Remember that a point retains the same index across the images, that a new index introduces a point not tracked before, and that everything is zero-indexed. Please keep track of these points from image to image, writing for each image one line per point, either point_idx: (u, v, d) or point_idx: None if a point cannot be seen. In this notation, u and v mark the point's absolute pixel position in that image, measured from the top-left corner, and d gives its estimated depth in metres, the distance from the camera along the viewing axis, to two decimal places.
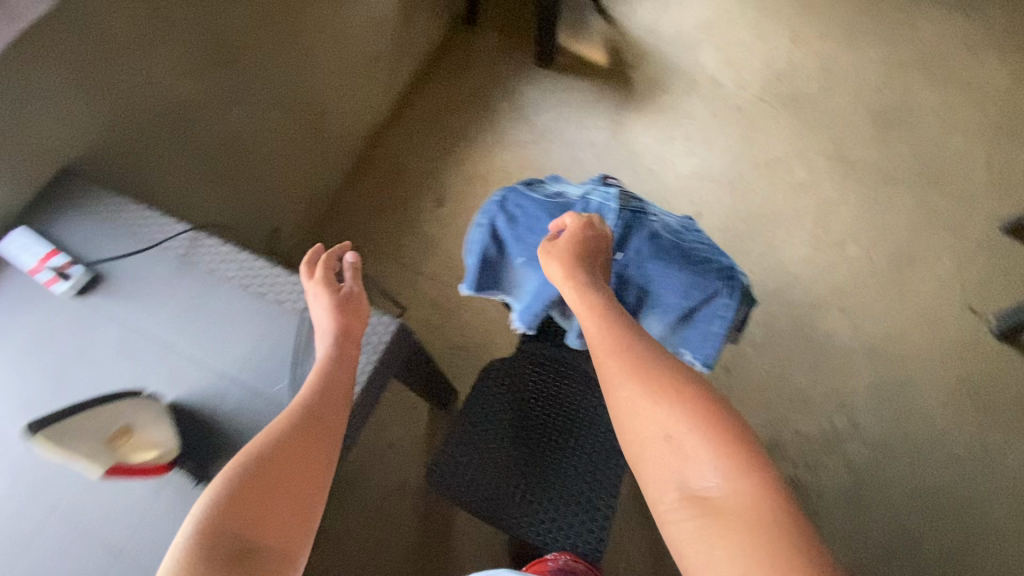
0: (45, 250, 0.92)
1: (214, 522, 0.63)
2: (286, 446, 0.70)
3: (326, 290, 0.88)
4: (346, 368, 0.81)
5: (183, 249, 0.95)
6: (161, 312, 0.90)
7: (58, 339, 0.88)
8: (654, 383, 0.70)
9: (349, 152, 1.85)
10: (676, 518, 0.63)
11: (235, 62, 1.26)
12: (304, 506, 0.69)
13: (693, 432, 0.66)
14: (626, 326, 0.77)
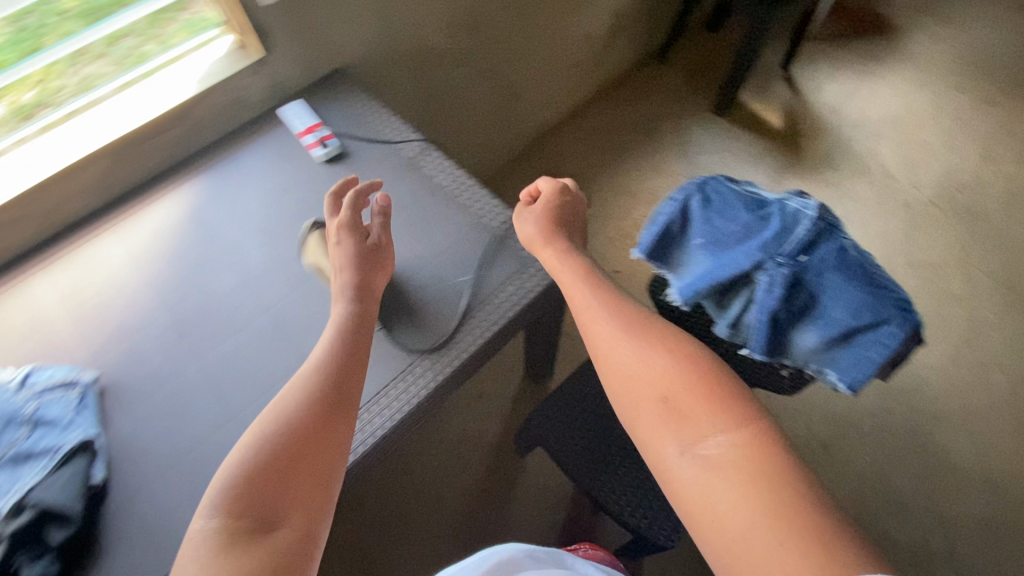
0: (312, 122, 1.14)
1: (226, 506, 0.62)
2: (297, 415, 0.70)
3: (352, 235, 0.92)
4: (360, 319, 0.85)
5: (412, 154, 1.13)
6: (383, 194, 1.08)
7: (305, 191, 1.09)
8: (652, 364, 0.72)
9: (523, 137, 2.03)
10: (680, 475, 0.63)
11: (475, 26, 1.47)
12: (324, 475, 0.68)
13: (682, 387, 0.68)
14: (633, 318, 0.78)
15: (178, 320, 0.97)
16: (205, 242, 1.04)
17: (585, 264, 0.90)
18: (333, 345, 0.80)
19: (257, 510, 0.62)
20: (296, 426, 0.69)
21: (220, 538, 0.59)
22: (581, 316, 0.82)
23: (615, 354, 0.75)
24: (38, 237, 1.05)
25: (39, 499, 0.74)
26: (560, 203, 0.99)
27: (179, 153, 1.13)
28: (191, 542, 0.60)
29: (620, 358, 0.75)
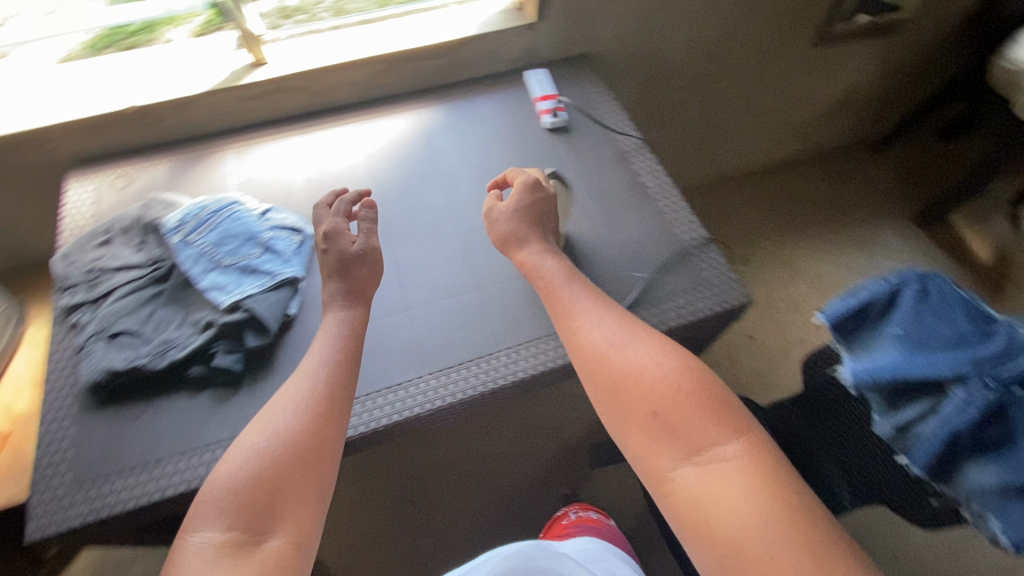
0: (549, 92, 1.24)
1: (221, 517, 0.66)
2: (286, 425, 0.73)
3: (340, 238, 0.93)
4: (351, 328, 0.86)
5: (627, 149, 1.19)
6: (590, 174, 1.15)
7: (522, 148, 1.19)
8: (640, 383, 0.73)
9: (703, 175, 2.00)
10: (679, 485, 0.67)
11: (714, 54, 1.49)
12: (316, 482, 0.72)
13: (673, 399, 0.71)
14: (622, 342, 0.79)
15: (387, 214, 1.10)
16: (426, 160, 1.18)
17: (563, 267, 0.92)
18: (315, 358, 0.81)
19: (247, 522, 0.66)
20: (287, 440, 0.72)
21: (217, 549, 0.63)
22: (567, 322, 0.84)
23: (599, 372, 0.77)
24: (303, 108, 1.23)
25: (254, 308, 0.90)
26: (527, 201, 0.97)
27: (430, 80, 1.28)
28: (189, 552, 0.64)
29: (606, 376, 0.76)
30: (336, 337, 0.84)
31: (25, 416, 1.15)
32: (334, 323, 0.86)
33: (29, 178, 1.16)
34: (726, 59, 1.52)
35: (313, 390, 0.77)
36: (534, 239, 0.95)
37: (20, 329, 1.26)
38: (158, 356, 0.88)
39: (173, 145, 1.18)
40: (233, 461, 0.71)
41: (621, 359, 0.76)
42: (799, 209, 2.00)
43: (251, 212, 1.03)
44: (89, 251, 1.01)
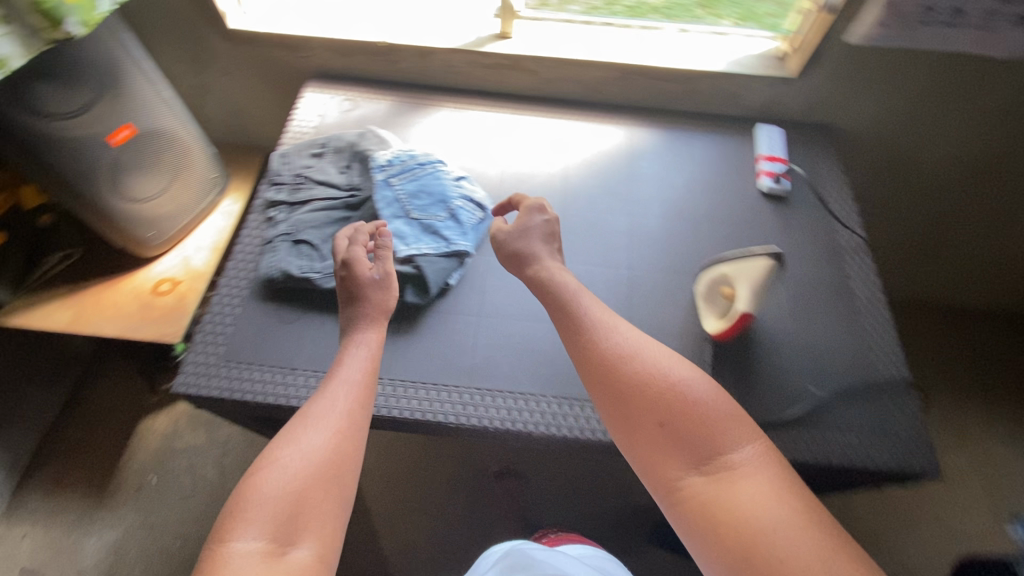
0: (778, 154, 1.14)
1: (256, 526, 0.63)
2: (315, 441, 0.71)
3: (359, 264, 0.88)
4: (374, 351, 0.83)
5: (845, 246, 1.05)
6: (792, 259, 1.03)
7: (726, 205, 1.10)
8: (649, 394, 0.70)
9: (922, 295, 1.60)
10: (687, 494, 0.65)
11: (984, 166, 1.23)
12: (339, 497, 0.70)
13: (680, 408, 0.69)
14: (631, 355, 0.75)
15: (569, 220, 1.08)
16: (623, 181, 1.13)
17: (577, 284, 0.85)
18: (348, 374, 0.79)
19: (276, 533, 0.63)
20: (314, 456, 0.70)
21: (259, 559, 0.61)
22: (574, 330, 0.79)
23: (609, 382, 0.73)
24: (526, 88, 1.23)
25: (423, 267, 0.93)
26: (543, 219, 0.93)
27: (655, 101, 1.23)
28: (229, 558, 0.61)
29: (611, 383, 0.73)
30: (364, 357, 0.81)
31: (197, 273, 1.33)
32: (362, 342, 0.82)
33: (277, 74, 1.29)
34: (996, 176, 1.24)
35: (341, 407, 0.75)
36: (547, 256, 0.89)
37: (219, 198, 1.41)
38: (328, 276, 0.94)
39: (401, 85, 1.24)
40: (262, 473, 0.68)
41: (630, 366, 0.73)
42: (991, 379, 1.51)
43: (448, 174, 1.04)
44: (302, 157, 1.09)
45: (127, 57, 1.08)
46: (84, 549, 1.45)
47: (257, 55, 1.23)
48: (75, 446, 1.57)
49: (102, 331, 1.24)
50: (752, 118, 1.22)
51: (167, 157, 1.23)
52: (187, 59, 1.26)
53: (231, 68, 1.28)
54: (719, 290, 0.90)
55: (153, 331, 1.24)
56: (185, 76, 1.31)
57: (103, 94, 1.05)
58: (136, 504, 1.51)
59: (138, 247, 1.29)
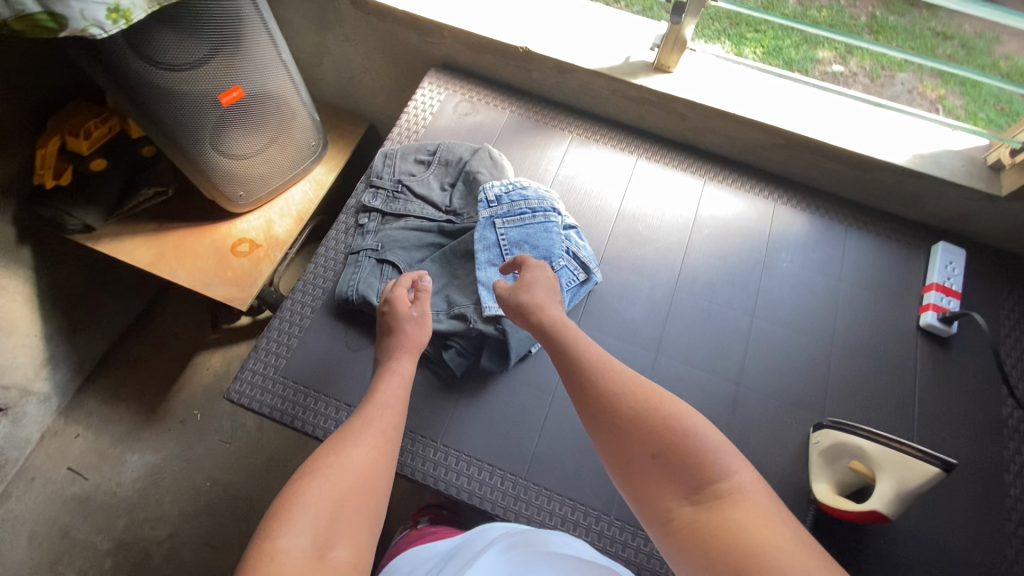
0: (953, 287, 0.94)
1: (300, 524, 0.55)
2: (356, 452, 0.64)
3: (399, 306, 0.81)
4: (408, 382, 0.76)
5: (1008, 424, 0.85)
6: (937, 421, 0.85)
7: (870, 332, 0.92)
8: (637, 426, 0.61)
9: None
10: (681, 527, 0.54)
11: None
12: (372, 511, 0.62)
13: (670, 430, 0.59)
14: (618, 384, 0.66)
15: (678, 302, 0.94)
16: (755, 271, 0.97)
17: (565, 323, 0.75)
18: (386, 397, 0.72)
19: (320, 534, 0.55)
20: (355, 465, 0.63)
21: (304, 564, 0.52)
22: (568, 368, 0.70)
23: (599, 413, 0.64)
24: (667, 132, 1.07)
25: (507, 333, 0.83)
26: (546, 276, 0.82)
27: (815, 179, 1.04)
28: (272, 556, 0.52)
29: (600, 412, 0.64)
30: (404, 383, 0.75)
31: (277, 240, 1.30)
32: (397, 373, 0.76)
33: (401, 52, 1.19)
34: None
35: (377, 423, 0.69)
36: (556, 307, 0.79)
37: (314, 165, 1.35)
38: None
39: (529, 98, 1.12)
40: (305, 477, 0.60)
41: (616, 394, 0.64)
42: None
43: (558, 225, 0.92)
44: (407, 163, 1.01)
45: (255, 15, 1.01)
46: (127, 465, 1.39)
47: (385, 31, 1.14)
48: (137, 360, 1.50)
49: (177, 278, 1.23)
50: (928, 227, 1.01)
51: (271, 121, 1.17)
52: (313, 19, 1.18)
53: (355, 36, 1.19)
54: (847, 460, 0.75)
55: (224, 292, 1.23)
56: (308, 34, 1.23)
57: (222, 51, 0.98)
58: (180, 435, 1.44)
59: (225, 203, 1.24)
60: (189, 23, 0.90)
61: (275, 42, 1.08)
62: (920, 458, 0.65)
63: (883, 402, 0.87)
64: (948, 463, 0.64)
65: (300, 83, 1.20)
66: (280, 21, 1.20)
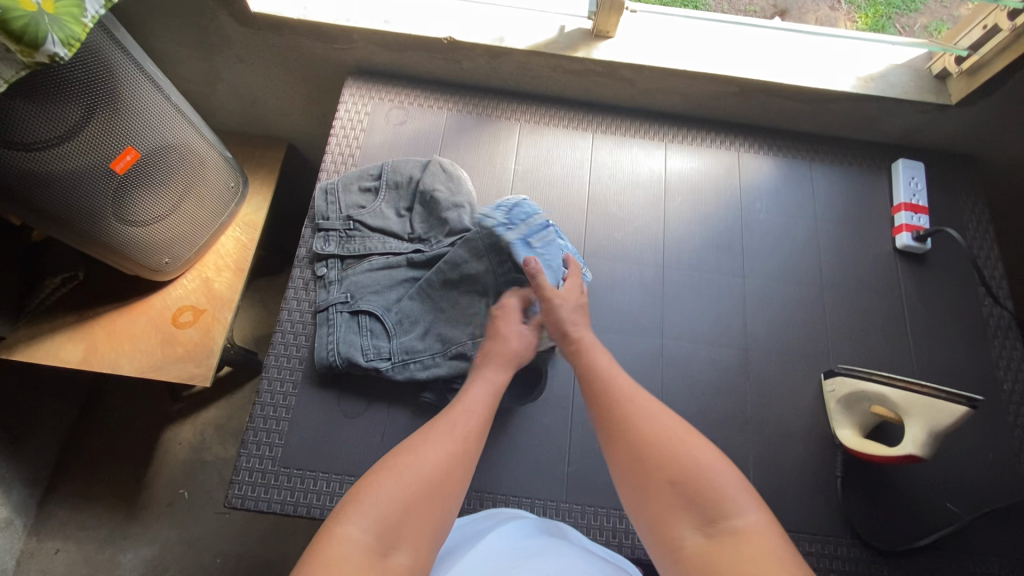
0: (920, 202, 0.96)
1: (369, 514, 0.51)
2: (438, 447, 0.59)
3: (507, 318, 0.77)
4: (496, 389, 0.69)
5: (989, 323, 0.90)
6: (929, 337, 0.89)
7: (855, 264, 0.93)
8: (649, 457, 0.58)
9: None
10: (689, 556, 0.52)
11: None
12: (444, 510, 0.55)
13: (683, 464, 0.56)
14: (633, 410, 0.62)
15: (670, 278, 0.91)
16: (736, 228, 0.95)
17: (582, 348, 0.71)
18: (472, 401, 0.66)
19: (382, 530, 0.51)
20: (434, 462, 0.57)
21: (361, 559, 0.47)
22: (597, 385, 0.66)
23: (619, 432, 0.61)
24: (617, 100, 1.01)
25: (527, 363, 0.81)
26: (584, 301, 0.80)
27: (772, 120, 1.01)
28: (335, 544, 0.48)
29: (624, 435, 0.61)
30: (490, 389, 0.69)
31: (221, 298, 1.16)
32: (485, 378, 0.70)
33: (307, 63, 1.05)
34: None
35: (462, 426, 0.62)
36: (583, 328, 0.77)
37: (240, 208, 1.21)
38: (398, 364, 0.80)
39: (464, 91, 1.02)
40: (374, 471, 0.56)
41: (634, 422, 0.61)
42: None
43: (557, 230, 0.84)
44: (352, 194, 0.90)
45: (127, 61, 0.84)
46: (121, 569, 1.20)
47: (284, 44, 0.99)
48: (97, 454, 1.28)
49: (120, 368, 1.08)
50: (883, 147, 1.02)
51: (181, 175, 1.01)
52: (193, 45, 1.02)
53: (249, 56, 1.03)
54: (868, 404, 0.76)
55: (178, 371, 1.08)
56: (191, 62, 1.06)
57: (100, 113, 0.82)
58: (172, 521, 1.25)
59: (152, 275, 1.09)
60: (50, 91, 0.75)
61: (159, 85, 0.92)
62: (947, 400, 0.69)
63: (880, 331, 0.89)
64: (975, 398, 0.68)
65: (201, 123, 1.05)
66: (155, 52, 1.03)
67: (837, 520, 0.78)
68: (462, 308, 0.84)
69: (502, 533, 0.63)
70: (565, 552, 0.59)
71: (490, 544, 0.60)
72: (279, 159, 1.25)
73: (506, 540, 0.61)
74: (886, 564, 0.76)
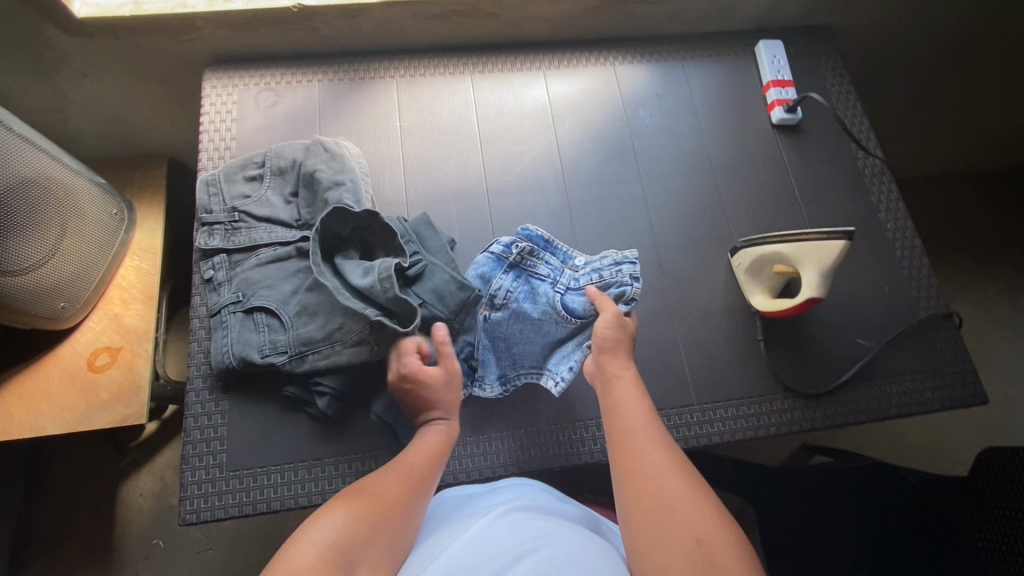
0: (786, 76, 1.01)
1: (339, 530, 0.54)
2: (395, 488, 0.61)
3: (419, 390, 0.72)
4: (444, 437, 0.70)
5: (866, 172, 0.98)
6: (816, 201, 0.95)
7: (737, 148, 0.98)
8: (674, 507, 0.55)
9: (947, 184, 1.45)
10: None
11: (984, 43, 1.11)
12: (401, 528, 0.58)
13: (707, 524, 0.53)
14: (664, 460, 0.60)
15: (575, 200, 0.93)
16: (624, 139, 0.97)
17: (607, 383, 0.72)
18: (421, 449, 0.68)
19: (344, 547, 0.52)
20: (392, 504, 0.59)
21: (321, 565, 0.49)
22: (628, 422, 0.66)
23: (646, 471, 0.60)
24: (488, 39, 1.01)
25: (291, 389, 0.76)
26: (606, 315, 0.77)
27: (638, 27, 1.04)
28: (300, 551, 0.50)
29: (653, 478, 0.59)
30: (436, 442, 0.69)
31: (137, 331, 1.10)
32: (434, 432, 0.71)
33: (158, 65, 0.98)
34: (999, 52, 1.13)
35: (417, 480, 0.63)
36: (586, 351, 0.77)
37: (132, 235, 1.14)
38: (235, 362, 0.76)
39: (332, 58, 0.99)
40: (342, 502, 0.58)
41: (664, 469, 0.59)
42: (977, 243, 1.39)
43: (571, 271, 0.84)
44: (235, 184, 0.86)
45: None
46: None
47: (125, 48, 0.93)
48: (53, 530, 1.21)
49: (45, 430, 1.01)
50: (744, 35, 1.07)
51: (50, 210, 0.94)
52: (24, 70, 0.94)
53: (92, 68, 0.96)
54: (770, 266, 0.81)
55: (109, 416, 1.03)
56: (30, 90, 0.98)
57: None
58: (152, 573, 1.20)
59: (50, 325, 1.01)
60: None
61: None
62: (827, 239, 0.73)
63: (773, 205, 0.95)
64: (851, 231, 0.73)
65: (59, 151, 0.97)
66: None
67: (770, 379, 0.84)
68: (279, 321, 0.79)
69: (532, 501, 0.68)
70: (573, 540, 0.58)
71: (499, 515, 0.62)
72: (162, 175, 1.18)
73: (514, 517, 0.62)
74: (818, 407, 0.83)
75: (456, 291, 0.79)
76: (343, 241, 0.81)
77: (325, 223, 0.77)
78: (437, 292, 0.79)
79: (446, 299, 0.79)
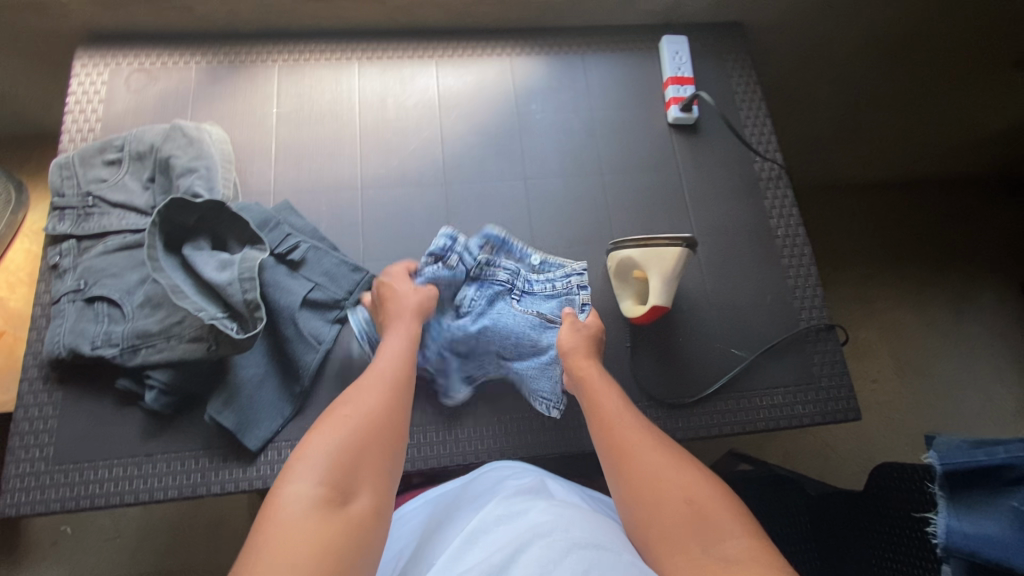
0: (686, 74, 0.97)
1: (326, 469, 0.51)
2: (372, 398, 0.58)
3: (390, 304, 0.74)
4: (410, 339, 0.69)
5: (762, 176, 0.95)
6: (707, 206, 0.92)
7: (630, 147, 0.95)
8: (664, 478, 0.56)
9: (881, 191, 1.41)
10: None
11: (901, 45, 1.08)
12: (386, 442, 0.55)
13: (698, 489, 0.54)
14: (647, 439, 0.61)
15: (455, 195, 0.90)
16: (513, 132, 0.94)
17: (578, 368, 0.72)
18: (390, 352, 0.66)
19: (333, 481, 0.50)
20: (370, 415, 0.56)
21: (317, 510, 0.47)
22: (603, 416, 0.65)
23: (634, 451, 0.60)
24: (379, 25, 0.97)
25: (124, 383, 0.74)
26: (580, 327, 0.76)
27: (539, 18, 1.00)
28: (286, 501, 0.48)
29: (638, 456, 0.59)
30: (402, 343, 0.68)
31: (21, 315, 0.91)
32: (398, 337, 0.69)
33: (34, 41, 0.94)
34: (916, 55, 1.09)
35: (389, 386, 0.61)
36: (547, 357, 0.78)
37: (23, 215, 0.98)
38: (65, 352, 0.73)
39: (213, 40, 0.95)
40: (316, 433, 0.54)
41: (649, 447, 0.60)
42: (908, 251, 1.36)
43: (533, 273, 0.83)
44: (92, 168, 0.83)
45: None
46: None
47: None
48: None
49: None
50: (651, 31, 1.03)
51: None
52: None
53: None
54: (630, 275, 0.79)
55: None
56: None
57: None
58: None
59: None
60: None
61: None
62: (670, 245, 0.72)
63: (661, 207, 0.92)
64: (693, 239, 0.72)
65: None
66: None
67: (633, 388, 0.81)
68: (119, 310, 0.76)
69: (522, 479, 0.66)
70: (570, 520, 0.54)
71: (496, 502, 0.59)
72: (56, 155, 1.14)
73: (511, 503, 0.58)
74: (679, 417, 0.80)
75: (350, 274, 0.82)
76: (190, 233, 0.77)
77: (164, 214, 0.73)
78: (329, 274, 0.82)
79: (339, 280, 0.82)
